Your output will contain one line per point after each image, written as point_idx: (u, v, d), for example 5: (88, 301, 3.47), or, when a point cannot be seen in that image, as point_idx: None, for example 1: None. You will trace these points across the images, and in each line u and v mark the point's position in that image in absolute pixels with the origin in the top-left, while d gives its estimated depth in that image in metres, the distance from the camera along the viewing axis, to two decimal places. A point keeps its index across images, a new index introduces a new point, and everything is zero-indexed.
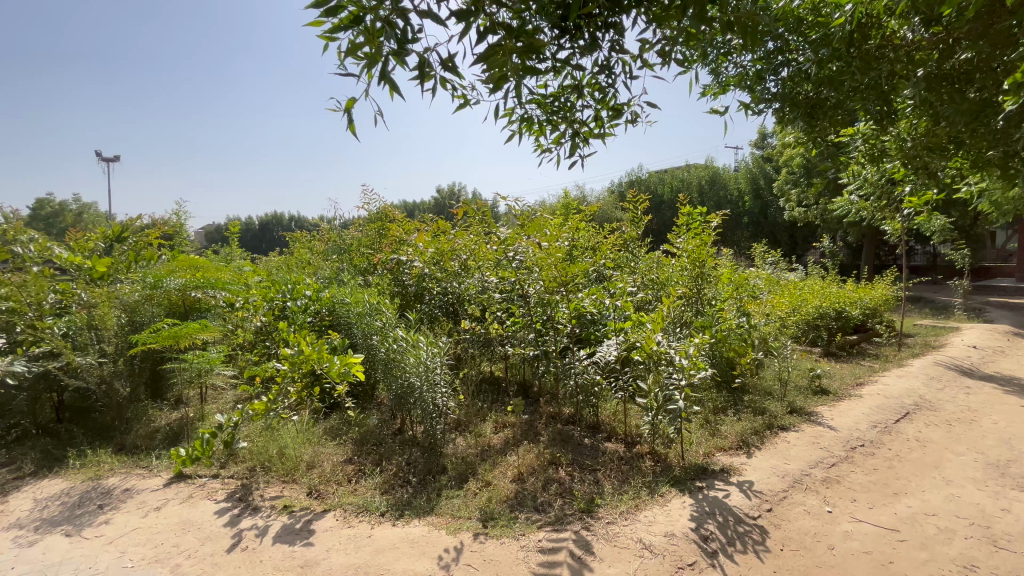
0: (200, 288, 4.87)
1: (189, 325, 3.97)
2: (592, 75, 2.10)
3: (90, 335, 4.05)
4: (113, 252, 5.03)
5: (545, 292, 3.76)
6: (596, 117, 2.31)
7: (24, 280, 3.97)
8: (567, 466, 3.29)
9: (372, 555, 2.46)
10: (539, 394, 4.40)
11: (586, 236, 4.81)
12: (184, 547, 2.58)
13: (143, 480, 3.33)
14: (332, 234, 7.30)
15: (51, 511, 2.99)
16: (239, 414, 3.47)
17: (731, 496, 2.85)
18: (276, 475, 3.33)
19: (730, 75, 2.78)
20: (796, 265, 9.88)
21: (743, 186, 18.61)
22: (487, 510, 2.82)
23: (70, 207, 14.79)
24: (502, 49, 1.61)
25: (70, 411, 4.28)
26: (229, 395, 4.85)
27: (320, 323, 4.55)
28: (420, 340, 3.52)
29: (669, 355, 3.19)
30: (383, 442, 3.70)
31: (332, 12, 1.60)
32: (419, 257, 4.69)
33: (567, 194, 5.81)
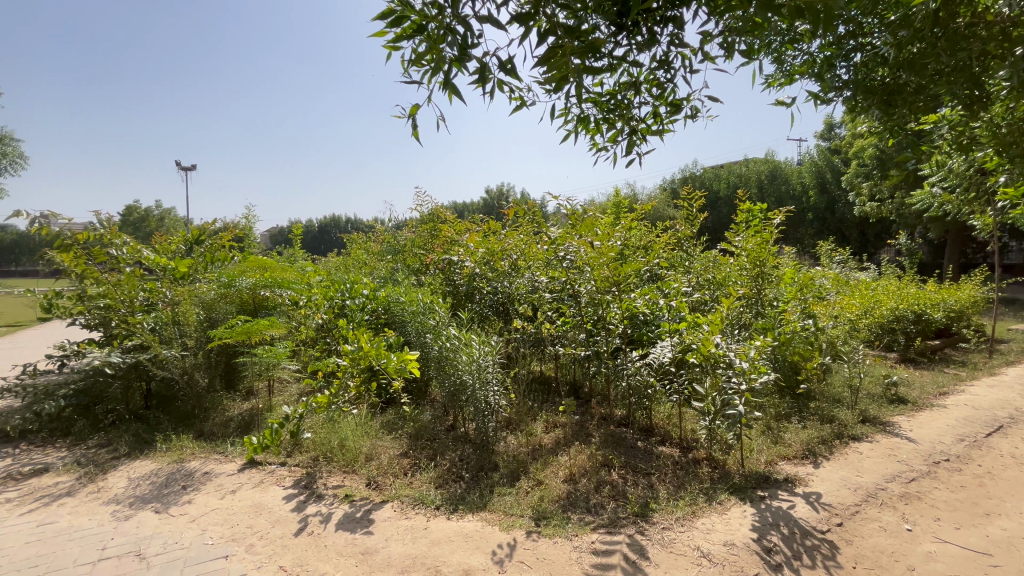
0: (269, 287, 5.19)
1: (260, 321, 4.24)
2: (650, 71, 2.06)
3: (174, 329, 4.42)
4: (192, 253, 5.44)
5: (596, 292, 3.72)
6: (653, 114, 2.26)
7: (118, 279, 4.38)
8: (620, 468, 3.25)
9: (428, 546, 2.54)
10: (590, 394, 4.37)
11: (638, 235, 4.70)
12: (257, 529, 2.77)
13: (220, 465, 3.60)
14: (387, 235, 7.58)
15: (142, 489, 3.29)
16: (304, 406, 3.67)
17: (797, 507, 2.71)
18: (338, 466, 3.49)
19: (795, 65, 2.64)
20: (868, 264, 9.22)
21: (807, 180, 17.59)
22: (539, 510, 2.82)
23: (155, 214, 16.18)
24: (561, 49, 1.62)
25: (156, 399, 4.69)
26: (294, 388, 5.15)
27: (377, 321, 4.77)
28: (473, 339, 3.59)
29: (728, 357, 3.07)
30: (436, 437, 3.80)
31: (396, 23, 1.68)
32: (471, 257, 4.77)
33: (619, 192, 5.73)
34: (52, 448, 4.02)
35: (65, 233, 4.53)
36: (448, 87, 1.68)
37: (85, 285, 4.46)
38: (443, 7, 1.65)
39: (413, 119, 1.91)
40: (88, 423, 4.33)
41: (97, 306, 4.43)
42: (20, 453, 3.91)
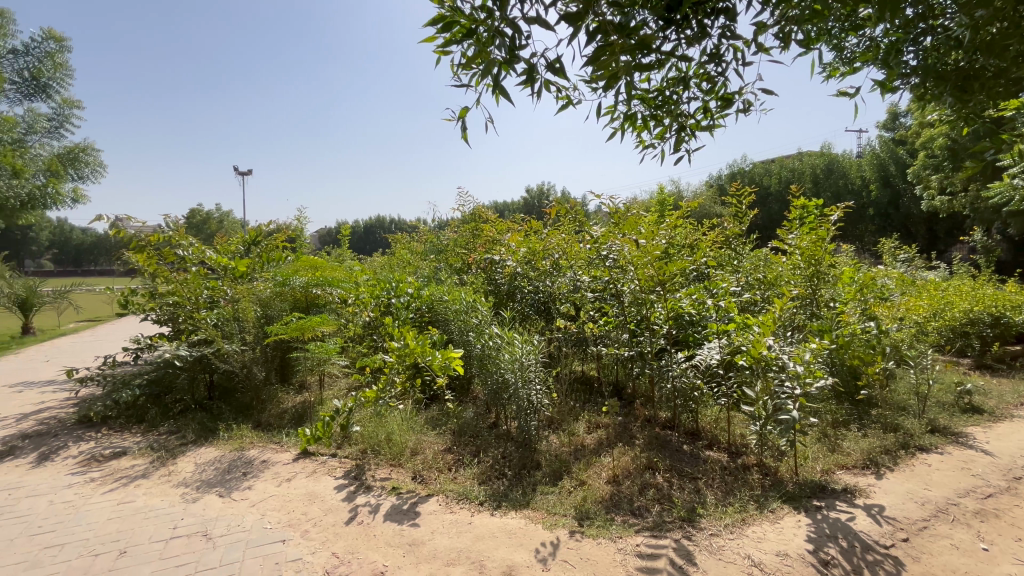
0: (320, 285, 5.34)
1: (313, 318, 4.44)
2: (700, 65, 2.01)
3: (235, 325, 4.70)
4: (249, 254, 5.77)
5: (641, 292, 3.67)
6: (703, 109, 2.19)
7: (185, 279, 4.75)
8: (665, 472, 3.19)
9: (473, 541, 2.58)
10: (634, 396, 4.31)
11: (683, 233, 4.56)
12: (311, 516, 2.91)
13: (276, 454, 3.81)
14: (430, 236, 7.75)
15: (208, 474, 3.52)
16: (353, 400, 3.82)
17: (857, 519, 2.57)
18: (385, 459, 3.61)
19: (856, 52, 2.49)
20: (938, 262, 8.58)
21: (867, 174, 16.58)
22: (582, 510, 2.81)
23: (215, 216, 17.20)
24: (610, 49, 1.61)
25: (219, 390, 4.99)
26: (343, 383, 5.36)
27: (420, 319, 4.88)
28: (516, 338, 3.62)
29: (781, 360, 2.94)
30: (479, 434, 3.85)
31: (446, 29, 1.73)
32: (512, 256, 4.80)
33: (663, 189, 5.61)
34: (128, 433, 4.37)
35: (139, 235, 4.98)
36: (496, 90, 1.71)
37: (156, 283, 4.84)
38: (492, 11, 1.68)
39: (462, 122, 1.95)
40: (160, 411, 4.67)
41: (167, 302, 4.78)
42: (102, 437, 4.26)
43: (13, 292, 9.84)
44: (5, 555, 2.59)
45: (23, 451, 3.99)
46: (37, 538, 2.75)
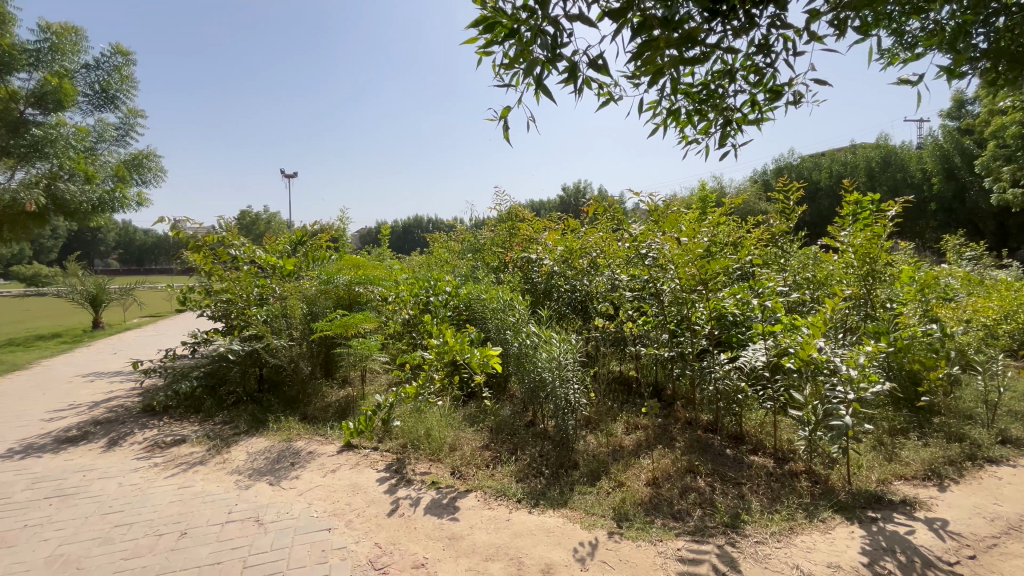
0: (363, 284, 5.47)
1: (356, 316, 4.59)
2: (748, 56, 1.93)
3: (283, 321, 4.90)
4: (296, 253, 6.03)
5: (681, 291, 3.58)
6: (750, 102, 2.09)
7: (237, 277, 5.03)
8: (707, 476, 3.12)
9: (511, 538, 2.60)
10: (673, 397, 4.22)
11: (725, 231, 4.42)
12: (355, 507, 3.01)
13: (322, 446, 3.96)
14: (467, 235, 7.84)
15: (259, 463, 3.71)
16: (394, 396, 3.92)
17: (917, 533, 2.42)
18: (424, 454, 3.69)
19: (918, 37, 2.32)
20: (1010, 261, 7.95)
21: (929, 166, 15.53)
22: (621, 511, 2.79)
23: (264, 218, 18.03)
24: (655, 43, 1.59)
25: (268, 383, 5.23)
26: (383, 379, 5.51)
27: (459, 317, 4.94)
28: (553, 336, 3.62)
29: (833, 364, 2.79)
30: (516, 433, 3.87)
31: (488, 29, 1.74)
32: (549, 255, 4.79)
33: (705, 185, 5.46)
34: (187, 423, 4.64)
35: (195, 235, 5.34)
36: (538, 88, 1.70)
37: (212, 281, 5.16)
38: (535, 10, 1.69)
39: (504, 121, 1.96)
40: (215, 402, 4.95)
41: (221, 299, 5.09)
42: (164, 425, 4.55)
43: (85, 288, 10.63)
44: (81, 531, 2.81)
45: (95, 436, 4.32)
46: (108, 516, 2.97)
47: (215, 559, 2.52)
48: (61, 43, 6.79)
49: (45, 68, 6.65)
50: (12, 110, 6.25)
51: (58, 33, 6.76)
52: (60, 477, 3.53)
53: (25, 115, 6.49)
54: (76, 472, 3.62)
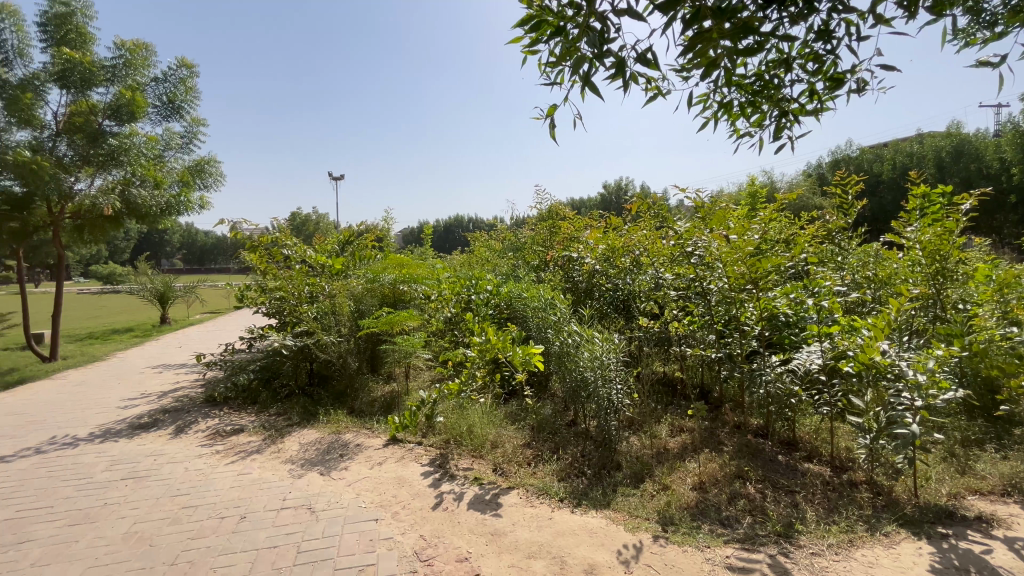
0: (407, 282, 5.60)
1: (402, 313, 4.70)
2: (806, 43, 1.84)
3: (332, 318, 5.10)
4: (343, 253, 6.27)
5: (730, 289, 3.45)
6: (809, 92, 1.98)
7: (290, 276, 5.29)
8: (757, 482, 3.00)
9: (554, 536, 2.60)
10: (721, 400, 4.09)
11: (776, 228, 4.23)
12: (400, 499, 3.09)
13: (369, 439, 4.10)
14: (508, 234, 7.87)
15: (311, 453, 3.88)
16: (437, 392, 3.99)
17: (996, 553, 2.23)
18: (467, 450, 3.74)
19: (999, 14, 2.12)
20: None
21: (1009, 155, 14.21)
22: (666, 515, 2.73)
23: (313, 220, 18.82)
24: (708, 34, 1.54)
25: (318, 377, 5.45)
26: (426, 375, 5.63)
27: (500, 316, 4.98)
28: (596, 335, 3.59)
29: (899, 368, 2.61)
30: (557, 432, 3.87)
31: (534, 29, 1.75)
32: (591, 254, 4.77)
33: (754, 179, 5.24)
34: (245, 413, 4.92)
35: (252, 236, 5.67)
36: (586, 85, 1.69)
37: (267, 279, 5.46)
38: (583, 7, 1.68)
39: (550, 120, 1.96)
40: (269, 395, 5.21)
41: (275, 297, 5.36)
42: (224, 415, 4.84)
43: (154, 286, 11.45)
44: (153, 510, 3.03)
45: (164, 423, 4.65)
46: (176, 498, 3.19)
47: (271, 542, 2.65)
48: (133, 59, 7.30)
49: (120, 83, 7.16)
50: (92, 122, 6.83)
51: (130, 49, 7.26)
52: (134, 460, 3.83)
53: (103, 126, 7.06)
54: (148, 456, 3.91)
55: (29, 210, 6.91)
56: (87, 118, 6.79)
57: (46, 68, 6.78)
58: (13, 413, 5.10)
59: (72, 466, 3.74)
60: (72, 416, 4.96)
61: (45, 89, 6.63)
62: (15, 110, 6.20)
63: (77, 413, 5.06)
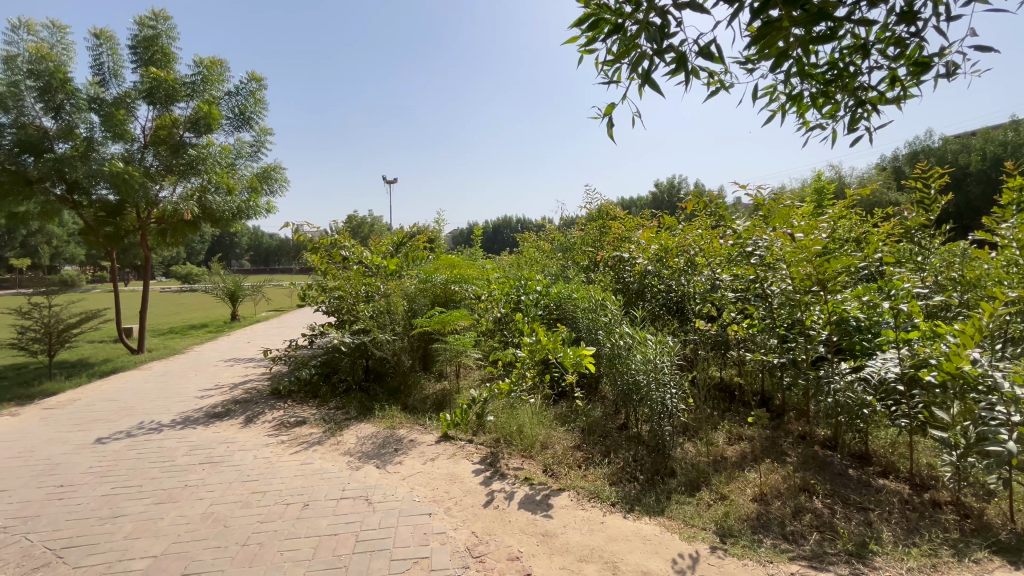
0: (458, 282, 5.71)
1: (454, 313, 4.81)
2: (886, 26, 1.71)
3: (387, 317, 5.28)
4: (397, 253, 6.48)
5: (795, 292, 3.25)
6: (890, 79, 1.84)
7: (349, 277, 5.53)
8: (825, 496, 2.82)
9: (605, 541, 2.56)
10: (783, 408, 3.88)
11: (845, 226, 3.97)
12: (453, 495, 3.16)
13: (422, 435, 4.21)
14: (557, 235, 7.84)
15: (368, 447, 4.04)
16: (488, 392, 4.03)
17: None
18: (517, 449, 3.76)
19: None
20: None
21: None
22: (725, 526, 2.62)
23: (369, 222, 19.59)
24: (778, 24, 1.47)
25: (374, 374, 5.65)
26: (476, 374, 5.71)
27: (550, 316, 4.96)
28: (649, 338, 3.51)
29: (991, 379, 2.37)
30: (609, 435, 3.81)
31: (592, 27, 1.74)
32: (643, 254, 4.68)
33: (821, 173, 4.94)
34: (307, 406, 5.19)
35: (314, 238, 5.99)
36: (645, 82, 1.66)
37: (327, 279, 5.75)
38: (642, 3, 1.65)
39: (608, 118, 1.94)
40: (329, 389, 5.47)
41: (334, 296, 5.62)
42: (288, 407, 5.13)
43: (226, 286, 12.31)
44: (227, 494, 3.26)
45: (235, 413, 4.99)
46: (247, 484, 3.42)
47: (333, 530, 2.79)
48: (210, 74, 7.89)
49: (199, 97, 7.77)
50: (174, 135, 7.46)
51: (207, 66, 7.86)
52: (210, 446, 4.13)
53: (184, 138, 7.69)
54: (222, 443, 4.21)
55: (120, 216, 7.65)
56: (169, 131, 7.51)
57: (136, 86, 7.44)
58: (108, 399, 5.65)
59: (157, 450, 4.10)
60: (157, 403, 5.42)
61: (135, 105, 7.29)
62: (111, 126, 6.85)
63: (161, 401, 5.52)
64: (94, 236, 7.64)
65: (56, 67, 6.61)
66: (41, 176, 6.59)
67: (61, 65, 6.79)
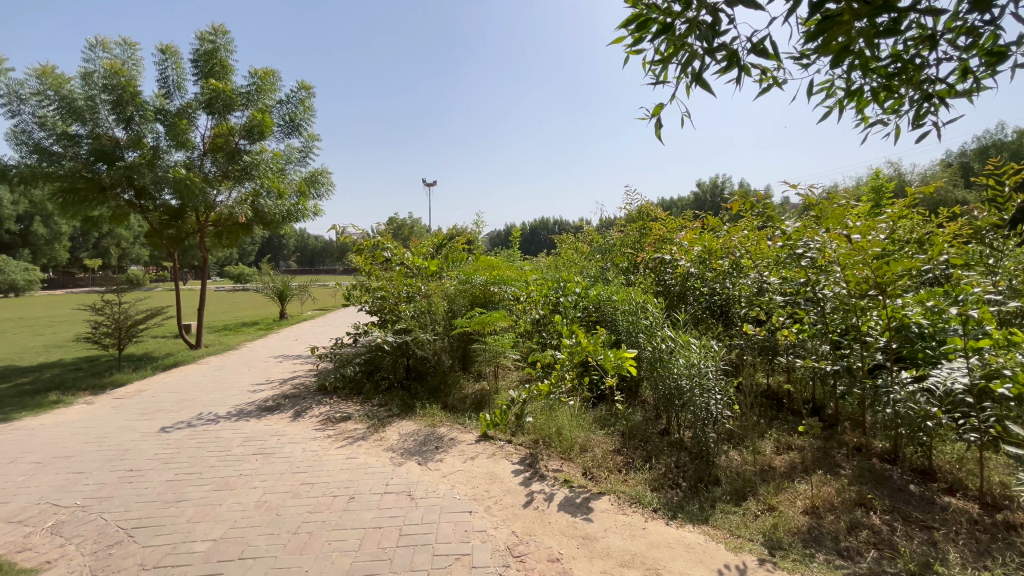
0: (497, 284, 5.76)
1: (493, 314, 4.87)
2: (956, 15, 1.61)
3: (428, 317, 5.41)
4: (437, 254, 6.62)
5: (851, 296, 3.09)
6: (961, 70, 1.73)
7: (392, 278, 5.72)
8: (883, 513, 2.68)
9: (647, 547, 2.53)
10: (836, 418, 3.71)
11: (906, 226, 3.75)
12: (493, 494, 3.19)
13: (461, 434, 4.28)
14: (596, 236, 7.78)
15: (409, 443, 4.14)
16: (527, 393, 4.05)
17: None
18: (557, 452, 3.75)
19: None
20: None
21: None
22: (773, 538, 2.53)
23: (409, 225, 20.12)
24: (841, 17, 1.42)
25: (414, 373, 5.77)
26: (514, 375, 5.74)
27: (589, 318, 4.93)
28: (692, 342, 3.43)
29: None
30: (649, 440, 3.75)
31: (641, 27, 1.73)
32: (685, 256, 4.60)
33: (879, 171, 4.69)
34: (351, 402, 5.37)
35: (358, 240, 6.20)
36: (696, 81, 1.64)
37: (370, 279, 5.96)
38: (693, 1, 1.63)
39: (656, 118, 1.92)
40: (372, 387, 5.64)
41: (376, 296, 5.80)
42: (333, 403, 5.33)
43: (275, 285, 12.89)
44: (279, 484, 3.43)
45: (285, 407, 5.23)
46: (297, 475, 3.58)
47: (377, 523, 2.88)
48: (263, 85, 8.31)
49: (252, 106, 8.19)
50: (230, 142, 7.88)
51: (261, 77, 8.27)
52: (262, 438, 4.35)
53: (239, 145, 8.10)
54: (273, 435, 4.43)
55: (182, 219, 8.07)
56: (226, 139, 7.87)
57: (196, 97, 7.93)
58: (171, 391, 6.04)
59: (215, 440, 4.35)
60: (214, 396, 5.75)
61: (195, 115, 7.76)
62: (174, 135, 7.33)
63: (217, 394, 5.86)
64: (159, 238, 8.18)
65: (127, 81, 7.10)
66: (113, 182, 7.12)
67: (131, 79, 7.28)
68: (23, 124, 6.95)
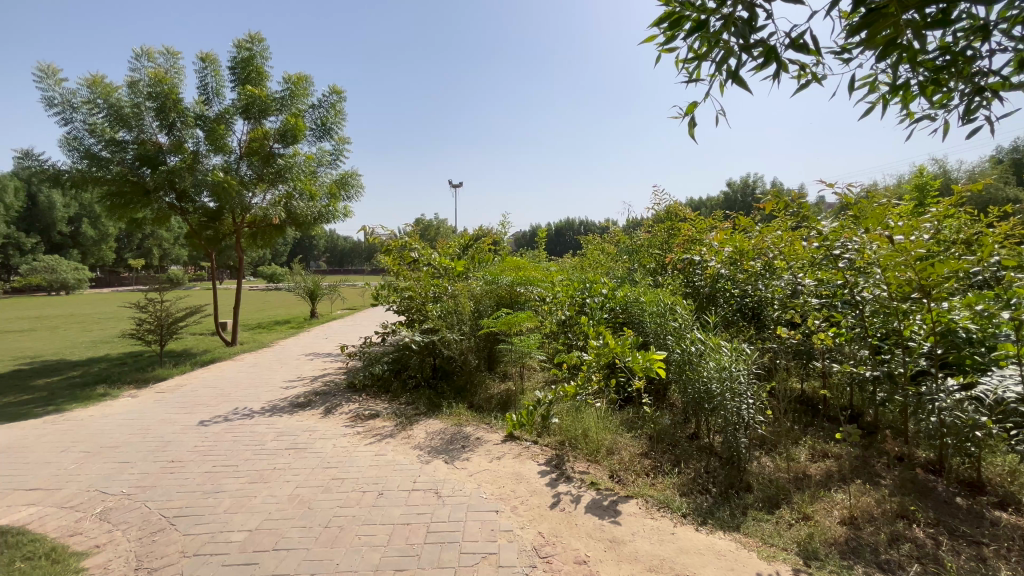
0: (523, 284, 5.77)
1: (520, 314, 4.88)
2: (1011, 4, 1.54)
3: (455, 317, 5.46)
4: (463, 255, 6.68)
5: (892, 299, 2.96)
6: (1016, 62, 1.64)
7: (419, 279, 5.81)
8: (926, 526, 2.56)
9: (676, 553, 2.48)
10: (875, 426, 3.56)
11: (952, 226, 3.58)
12: (519, 494, 3.20)
13: (487, 434, 4.30)
14: (623, 237, 7.68)
15: (436, 442, 4.18)
16: (553, 394, 4.04)
17: None
18: (583, 453, 3.72)
19: None
20: None
21: None
22: (809, 548, 2.45)
23: (435, 226, 20.37)
24: (887, 9, 1.37)
25: (441, 372, 5.83)
26: (540, 376, 5.74)
27: (615, 319, 4.89)
28: (723, 345, 3.36)
29: None
30: (678, 444, 3.69)
31: (675, 25, 1.71)
32: (716, 257, 4.51)
33: (923, 167, 4.48)
34: (379, 400, 5.47)
35: (386, 241, 6.31)
36: (732, 78, 1.60)
37: (398, 279, 6.08)
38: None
39: (690, 118, 1.90)
40: (399, 385, 5.72)
41: (404, 296, 5.90)
42: (362, 400, 5.44)
43: (306, 285, 13.23)
44: (311, 478, 3.52)
45: (316, 404, 5.36)
46: (328, 470, 3.67)
47: (405, 520, 2.92)
48: (296, 90, 8.55)
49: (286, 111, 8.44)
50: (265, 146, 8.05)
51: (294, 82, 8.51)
52: (294, 433, 4.47)
53: (273, 148, 8.33)
54: (305, 431, 4.55)
55: (219, 220, 8.26)
56: (262, 142, 8.06)
57: (234, 103, 8.22)
58: (209, 386, 6.28)
59: (250, 434, 4.49)
60: (248, 392, 5.95)
61: (233, 120, 8.04)
62: (213, 140, 7.61)
63: (252, 389, 6.05)
64: (199, 238, 8.38)
65: (169, 89, 7.41)
66: (156, 185, 7.45)
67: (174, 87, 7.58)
68: (74, 131, 7.33)
